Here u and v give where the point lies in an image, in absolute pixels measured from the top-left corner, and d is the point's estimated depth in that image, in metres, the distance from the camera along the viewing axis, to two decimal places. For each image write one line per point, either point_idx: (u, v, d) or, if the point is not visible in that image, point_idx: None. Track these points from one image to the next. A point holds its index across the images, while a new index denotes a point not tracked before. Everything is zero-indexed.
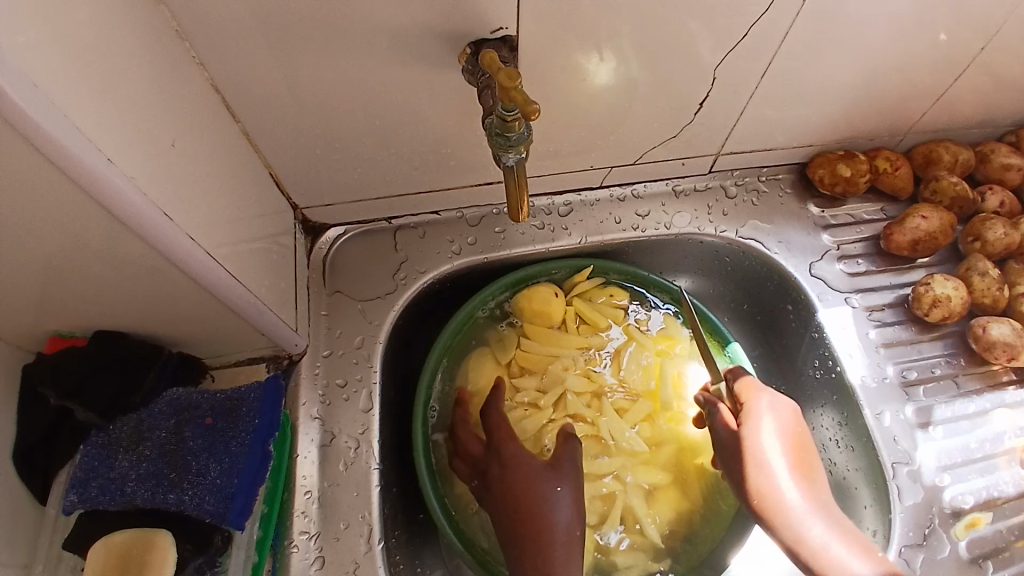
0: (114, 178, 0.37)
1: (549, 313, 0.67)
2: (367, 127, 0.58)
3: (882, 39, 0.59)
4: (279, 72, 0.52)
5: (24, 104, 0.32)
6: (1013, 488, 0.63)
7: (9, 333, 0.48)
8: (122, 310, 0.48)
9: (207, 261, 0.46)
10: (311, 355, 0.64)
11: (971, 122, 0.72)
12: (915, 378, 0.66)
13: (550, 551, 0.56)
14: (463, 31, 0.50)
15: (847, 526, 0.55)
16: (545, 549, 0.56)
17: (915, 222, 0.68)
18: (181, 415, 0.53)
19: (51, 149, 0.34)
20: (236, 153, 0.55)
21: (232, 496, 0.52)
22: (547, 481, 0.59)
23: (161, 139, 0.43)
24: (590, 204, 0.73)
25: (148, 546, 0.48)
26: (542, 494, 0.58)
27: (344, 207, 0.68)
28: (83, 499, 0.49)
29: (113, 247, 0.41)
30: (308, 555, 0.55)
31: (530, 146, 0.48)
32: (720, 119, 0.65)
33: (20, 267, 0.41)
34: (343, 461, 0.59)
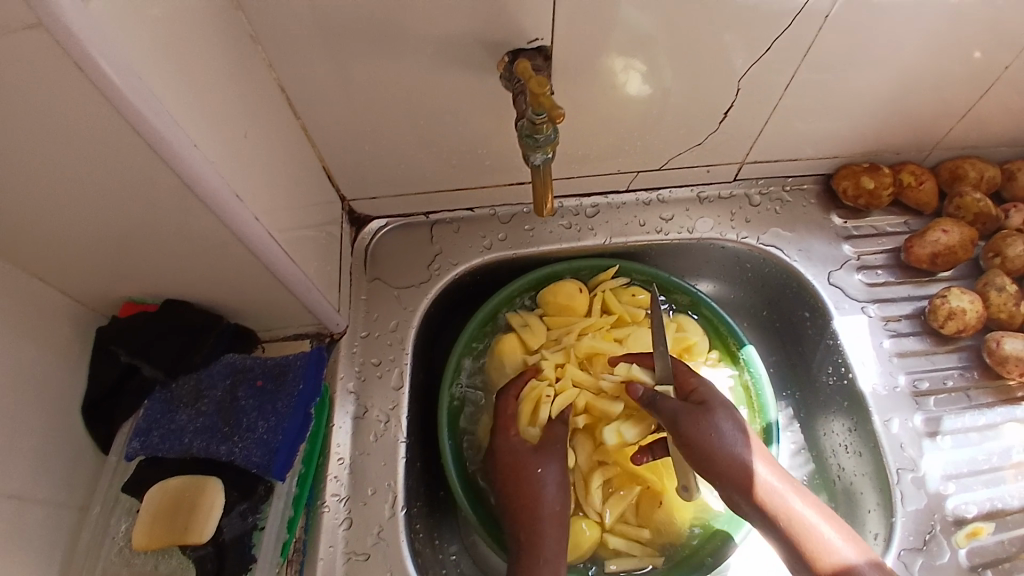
0: (195, 161, 0.43)
1: (573, 307, 0.71)
2: (412, 127, 0.64)
3: (906, 56, 0.61)
4: (336, 74, 0.57)
5: (131, 94, 0.38)
6: (1019, 501, 0.64)
7: (92, 295, 0.55)
8: (189, 279, 0.54)
9: (266, 240, 0.52)
10: (350, 335, 0.69)
11: (1000, 141, 0.73)
12: (926, 388, 0.67)
13: (536, 528, 0.61)
14: (503, 40, 0.55)
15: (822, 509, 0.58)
16: (533, 527, 0.62)
17: (935, 235, 0.69)
18: (235, 376, 0.59)
19: (147, 133, 0.40)
20: (294, 146, 0.61)
21: (275, 451, 0.57)
22: (532, 463, 0.64)
23: (234, 131, 0.49)
24: (616, 207, 0.77)
25: (200, 490, 0.54)
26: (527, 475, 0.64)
27: (387, 201, 0.73)
28: (145, 446, 0.56)
29: (187, 222, 0.48)
30: (337, 515, 0.61)
31: (556, 148, 0.52)
32: (745, 128, 0.68)
33: (108, 236, 0.48)
34: (373, 433, 0.65)
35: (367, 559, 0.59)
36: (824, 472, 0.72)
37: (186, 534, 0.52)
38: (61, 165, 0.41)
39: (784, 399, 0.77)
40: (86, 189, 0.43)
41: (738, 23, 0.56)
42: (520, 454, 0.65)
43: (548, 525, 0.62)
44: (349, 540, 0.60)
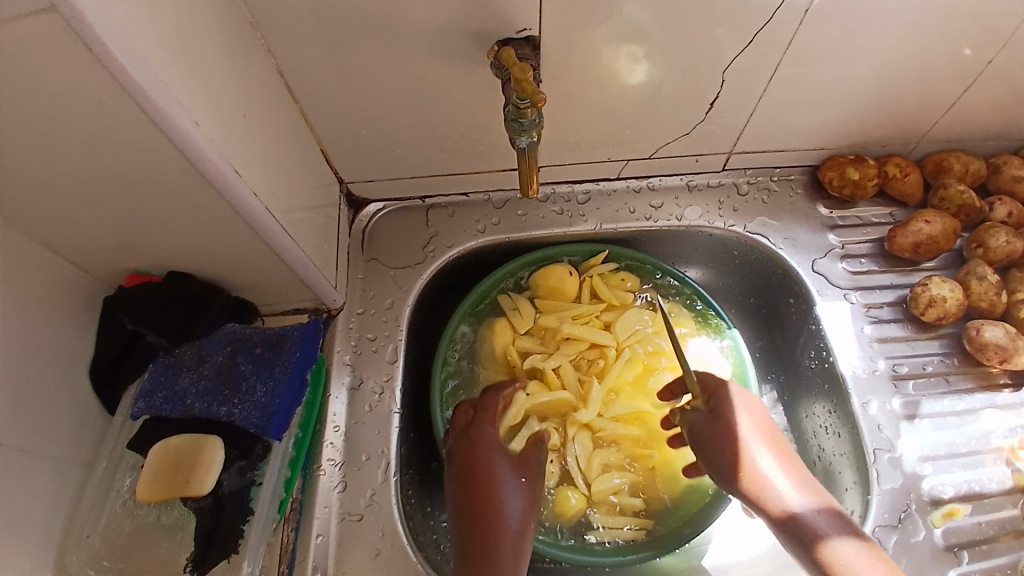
0: (197, 137, 0.46)
1: (563, 289, 0.74)
2: (407, 113, 0.66)
3: (887, 49, 0.63)
4: (335, 61, 0.60)
5: (135, 73, 0.41)
6: (996, 484, 0.65)
7: (101, 266, 0.58)
8: (192, 252, 0.57)
9: (265, 216, 0.55)
10: (347, 311, 0.72)
11: (986, 134, 0.75)
12: (905, 373, 0.69)
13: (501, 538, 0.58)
14: (492, 30, 0.58)
15: (806, 484, 0.60)
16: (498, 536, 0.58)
17: (918, 226, 0.71)
18: (234, 343, 0.63)
19: (152, 110, 0.43)
20: (294, 129, 0.64)
21: (272, 413, 0.60)
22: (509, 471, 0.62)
23: (235, 112, 0.52)
24: (607, 194, 0.79)
25: (200, 449, 0.57)
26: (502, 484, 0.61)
27: (385, 184, 0.76)
28: (149, 407, 0.60)
29: (190, 196, 0.51)
30: (333, 479, 0.64)
31: (541, 132, 0.55)
32: (731, 119, 0.70)
33: (115, 208, 0.51)
34: (368, 403, 0.68)
35: (360, 519, 0.62)
36: (805, 453, 0.74)
37: (187, 487, 0.56)
38: (71, 139, 0.44)
39: (769, 382, 0.79)
40: (95, 163, 0.46)
41: (721, 17, 0.58)
42: (497, 457, 0.62)
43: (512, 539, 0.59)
44: (343, 502, 0.63)
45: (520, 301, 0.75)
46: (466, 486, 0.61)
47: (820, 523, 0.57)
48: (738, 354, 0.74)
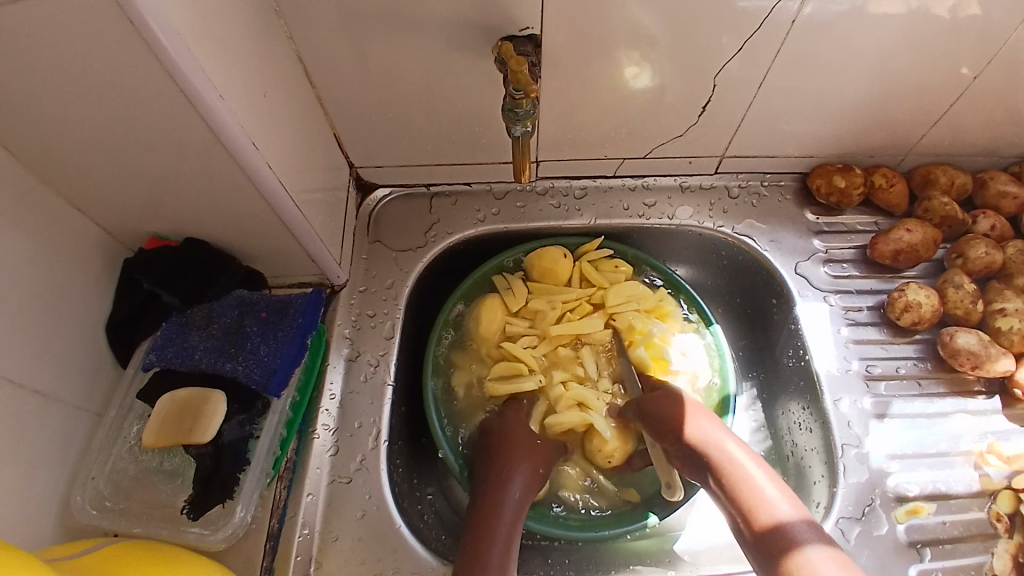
0: (221, 110, 0.51)
1: (557, 278, 0.77)
2: (416, 103, 0.71)
3: (875, 62, 0.66)
4: (351, 49, 0.64)
5: (168, 45, 0.45)
6: (963, 486, 0.68)
7: (123, 229, 0.63)
8: (208, 220, 0.62)
9: (278, 189, 0.59)
10: (349, 288, 0.76)
11: (974, 149, 0.77)
12: (878, 374, 0.72)
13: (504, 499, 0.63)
14: (498, 27, 0.62)
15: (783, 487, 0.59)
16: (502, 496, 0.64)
17: (899, 234, 0.74)
18: (243, 308, 0.66)
19: (181, 80, 0.47)
20: (310, 112, 0.69)
21: (273, 371, 0.64)
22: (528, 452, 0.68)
23: (256, 90, 0.56)
24: (603, 191, 0.82)
25: (206, 399, 0.61)
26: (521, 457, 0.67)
27: (393, 170, 0.80)
28: (159, 359, 0.63)
29: (209, 165, 0.55)
30: (326, 443, 0.68)
31: (535, 122, 0.59)
32: (724, 124, 0.74)
33: (139, 173, 0.56)
34: (363, 374, 0.72)
35: (349, 482, 0.66)
36: (779, 448, 0.76)
37: (190, 435, 0.59)
38: (105, 105, 0.49)
39: (749, 380, 0.81)
40: (125, 128, 0.51)
41: (716, 24, 0.62)
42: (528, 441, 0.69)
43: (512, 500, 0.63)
44: (335, 465, 0.67)
45: (514, 281, 0.78)
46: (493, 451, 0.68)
47: (799, 532, 0.54)
48: (716, 343, 0.77)
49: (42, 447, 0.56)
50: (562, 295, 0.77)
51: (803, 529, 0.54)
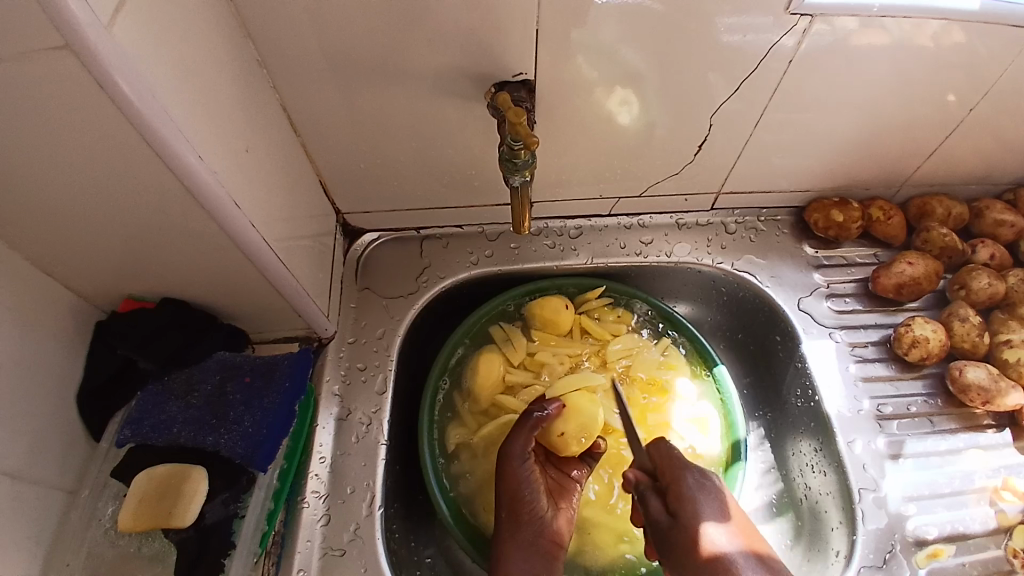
0: (200, 170, 0.47)
1: (557, 323, 0.74)
2: (405, 148, 0.68)
3: (872, 98, 0.65)
4: (336, 97, 0.62)
5: (144, 109, 0.42)
6: (979, 525, 0.66)
7: (96, 290, 0.59)
8: (189, 279, 0.58)
9: (262, 247, 0.56)
10: (338, 340, 0.73)
11: (968, 178, 0.77)
12: (890, 413, 0.70)
13: (519, 525, 0.63)
14: (491, 72, 0.60)
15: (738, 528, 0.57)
16: (516, 521, 0.63)
17: (901, 267, 0.73)
18: (225, 372, 0.63)
19: (157, 145, 0.44)
20: (295, 161, 0.65)
21: (260, 444, 0.60)
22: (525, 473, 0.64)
23: (238, 144, 0.53)
24: (598, 229, 0.80)
25: (184, 479, 0.57)
26: (526, 479, 0.64)
27: (381, 215, 0.77)
28: (135, 434, 0.60)
29: (191, 226, 0.51)
30: (316, 512, 0.63)
31: (533, 172, 0.56)
32: (720, 161, 0.72)
33: (116, 236, 0.52)
34: (355, 433, 0.68)
35: (343, 554, 0.62)
36: (791, 492, 0.74)
37: (169, 519, 0.55)
38: (79, 169, 0.45)
39: (756, 420, 0.79)
40: (100, 192, 0.47)
41: (713, 63, 0.61)
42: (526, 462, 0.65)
43: (531, 523, 0.63)
44: (327, 535, 0.62)
45: (514, 334, 0.76)
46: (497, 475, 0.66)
47: (742, 564, 0.53)
48: (723, 389, 0.74)
49: (15, 536, 0.51)
50: (568, 349, 0.75)
51: (743, 559, 0.54)
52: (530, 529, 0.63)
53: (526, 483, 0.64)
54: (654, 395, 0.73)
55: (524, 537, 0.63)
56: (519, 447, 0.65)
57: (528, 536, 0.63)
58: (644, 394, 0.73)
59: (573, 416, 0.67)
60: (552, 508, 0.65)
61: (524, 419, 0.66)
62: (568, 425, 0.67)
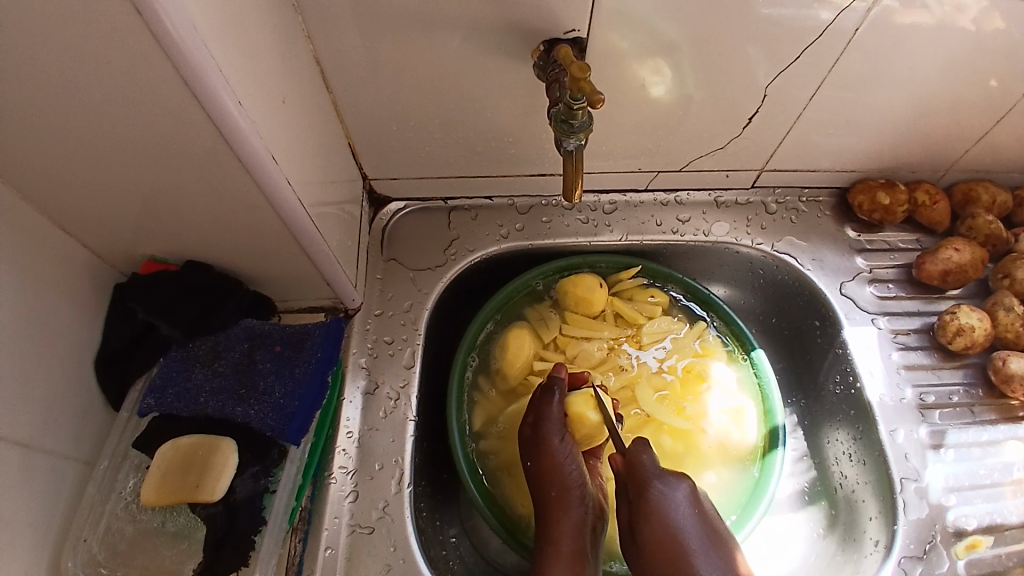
0: (239, 118, 0.44)
1: (591, 301, 0.72)
2: (440, 111, 0.64)
3: (933, 78, 0.62)
4: (371, 50, 0.58)
5: (185, 43, 0.38)
6: (1016, 516, 0.64)
7: (115, 248, 0.56)
8: (216, 240, 0.55)
9: (296, 208, 0.52)
10: (364, 312, 0.70)
11: (1013, 165, 0.73)
12: (932, 402, 0.69)
13: (566, 506, 0.60)
14: (541, 29, 0.56)
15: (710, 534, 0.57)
16: (563, 503, 0.61)
17: (948, 253, 0.71)
18: (253, 340, 0.61)
19: (194, 82, 0.40)
20: (326, 120, 0.62)
21: (291, 416, 0.59)
22: (564, 452, 0.62)
23: (275, 95, 0.50)
24: (634, 205, 0.77)
25: (213, 450, 0.55)
26: (565, 459, 0.61)
27: (410, 183, 0.74)
28: (159, 403, 0.57)
29: (222, 182, 0.48)
30: (344, 488, 0.61)
31: (588, 135, 0.55)
32: (767, 137, 0.69)
33: (141, 191, 0.49)
34: (383, 409, 0.65)
35: (371, 532, 0.59)
36: (825, 480, 0.73)
37: (197, 492, 0.53)
38: (110, 115, 0.42)
39: (789, 406, 0.78)
40: (130, 141, 0.44)
41: (762, 36, 0.58)
42: (563, 439, 0.62)
43: (579, 502, 0.61)
44: (354, 512, 0.60)
45: (547, 314, 0.74)
46: (531, 455, 0.63)
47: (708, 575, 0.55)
48: (760, 373, 0.72)
49: (31, 503, 0.49)
50: (600, 330, 0.73)
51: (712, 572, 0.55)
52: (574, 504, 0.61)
53: (565, 463, 0.61)
54: (688, 380, 0.71)
55: (574, 517, 0.60)
56: (551, 418, 0.63)
57: (577, 516, 0.60)
58: (678, 379, 0.71)
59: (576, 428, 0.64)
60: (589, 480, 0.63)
61: (547, 392, 0.64)
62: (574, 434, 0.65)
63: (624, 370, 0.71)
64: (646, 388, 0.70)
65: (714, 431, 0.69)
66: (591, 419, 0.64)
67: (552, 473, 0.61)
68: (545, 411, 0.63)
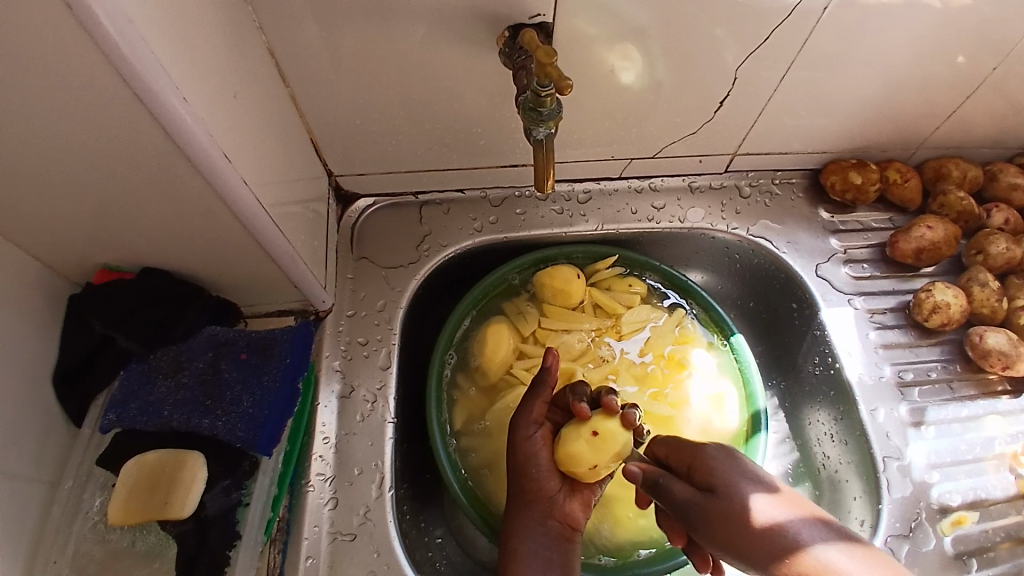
0: (186, 115, 0.41)
1: (569, 293, 0.70)
2: (405, 103, 0.62)
3: (901, 56, 0.62)
4: (329, 43, 0.56)
5: (119, 37, 0.36)
6: (1000, 491, 0.65)
7: (67, 258, 0.53)
8: (174, 245, 0.52)
9: (255, 209, 0.50)
10: (336, 314, 0.68)
11: (983, 141, 0.74)
12: (911, 379, 0.69)
13: (529, 506, 0.59)
14: (504, 14, 0.54)
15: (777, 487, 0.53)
16: (527, 502, 0.59)
17: (921, 231, 0.71)
18: (218, 348, 0.59)
19: (135, 81, 0.38)
20: (285, 116, 0.59)
21: (261, 425, 0.57)
22: (535, 445, 0.60)
23: (226, 90, 0.47)
24: (608, 193, 0.76)
25: (180, 465, 0.53)
26: (535, 454, 0.60)
27: (378, 178, 0.71)
28: (121, 418, 0.55)
29: (175, 184, 0.46)
30: (322, 495, 0.59)
31: (558, 123, 0.54)
32: (739, 120, 0.68)
33: (91, 200, 0.46)
34: (360, 412, 0.63)
35: (353, 539, 0.58)
36: (809, 461, 0.73)
37: (166, 510, 0.52)
38: (48, 119, 0.40)
39: (770, 389, 0.78)
40: (73, 146, 0.42)
41: (728, 18, 0.56)
42: (535, 433, 0.61)
43: (542, 507, 0.59)
44: (334, 520, 0.58)
45: (524, 307, 0.72)
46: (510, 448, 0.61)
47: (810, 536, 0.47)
48: (740, 358, 0.71)
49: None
50: (579, 322, 0.71)
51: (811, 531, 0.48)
52: (540, 508, 0.59)
53: (534, 458, 0.60)
54: (669, 366, 0.71)
55: (530, 522, 0.59)
56: (528, 415, 0.61)
57: (535, 521, 0.59)
58: (658, 367, 0.71)
59: (604, 445, 0.56)
60: (568, 489, 0.60)
61: (531, 390, 0.62)
62: (602, 456, 0.56)
63: (605, 361, 0.71)
64: (627, 378, 0.70)
65: (696, 418, 0.68)
66: (613, 442, 0.57)
67: (520, 467, 0.60)
68: (524, 409, 0.61)
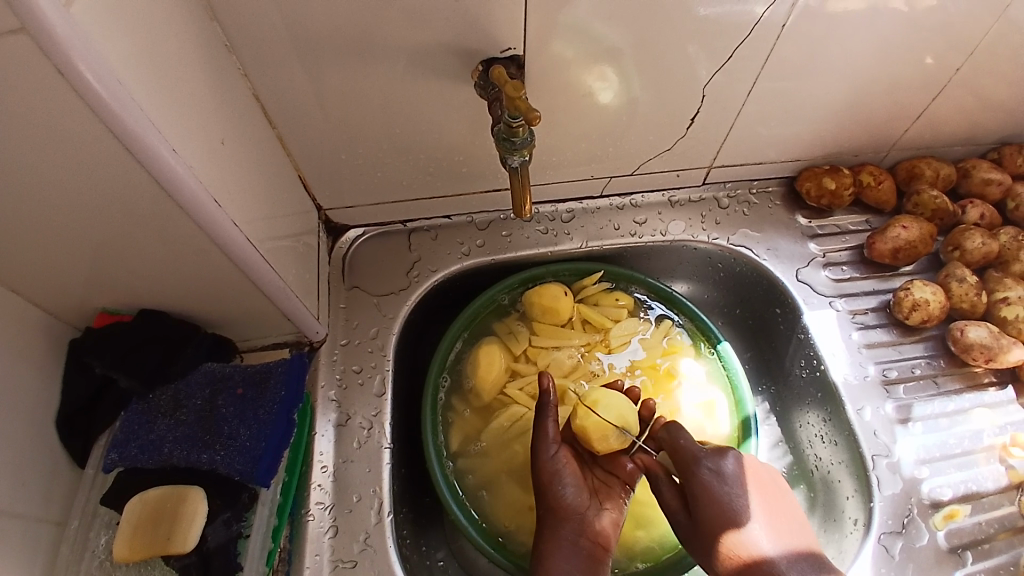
0: (176, 165, 0.43)
1: (557, 310, 0.72)
2: (388, 136, 0.64)
3: (864, 65, 0.64)
4: (312, 84, 0.58)
5: (111, 97, 0.38)
6: (991, 483, 0.66)
7: (66, 304, 0.55)
8: (169, 286, 0.54)
9: (247, 248, 0.52)
10: (330, 343, 0.69)
11: (953, 140, 0.76)
12: (895, 377, 0.70)
13: (562, 525, 0.60)
14: (477, 48, 0.57)
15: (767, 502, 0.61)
16: (559, 522, 0.60)
17: (896, 231, 0.73)
18: (215, 384, 0.60)
19: (126, 136, 0.40)
20: (272, 156, 0.62)
21: (258, 458, 0.58)
22: (557, 465, 0.62)
23: (213, 137, 0.49)
24: (591, 211, 0.78)
25: (182, 499, 0.55)
26: (559, 473, 0.62)
27: (366, 209, 0.74)
28: (122, 458, 0.57)
29: (167, 229, 0.48)
30: (322, 524, 0.60)
31: (532, 150, 0.56)
32: (712, 134, 0.71)
33: (86, 248, 0.48)
34: (356, 439, 0.65)
35: (354, 565, 0.59)
36: (801, 463, 0.74)
37: (169, 544, 0.53)
38: (44, 176, 0.42)
39: (761, 394, 0.79)
40: (68, 199, 0.44)
41: (694, 37, 0.59)
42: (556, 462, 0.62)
43: (572, 521, 0.60)
44: (336, 547, 0.59)
45: (515, 326, 0.74)
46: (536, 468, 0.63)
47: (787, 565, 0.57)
48: (728, 365, 0.72)
49: (7, 573, 0.48)
50: (569, 338, 0.73)
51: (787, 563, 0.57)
52: (572, 526, 0.60)
53: (559, 476, 0.61)
54: (659, 377, 0.73)
55: (564, 539, 0.59)
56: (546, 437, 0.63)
57: (569, 539, 0.59)
58: (648, 376, 0.73)
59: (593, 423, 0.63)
60: (594, 505, 0.62)
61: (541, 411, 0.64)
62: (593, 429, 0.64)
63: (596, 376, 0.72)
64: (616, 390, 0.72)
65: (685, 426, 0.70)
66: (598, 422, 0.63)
67: (548, 485, 0.61)
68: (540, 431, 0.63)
